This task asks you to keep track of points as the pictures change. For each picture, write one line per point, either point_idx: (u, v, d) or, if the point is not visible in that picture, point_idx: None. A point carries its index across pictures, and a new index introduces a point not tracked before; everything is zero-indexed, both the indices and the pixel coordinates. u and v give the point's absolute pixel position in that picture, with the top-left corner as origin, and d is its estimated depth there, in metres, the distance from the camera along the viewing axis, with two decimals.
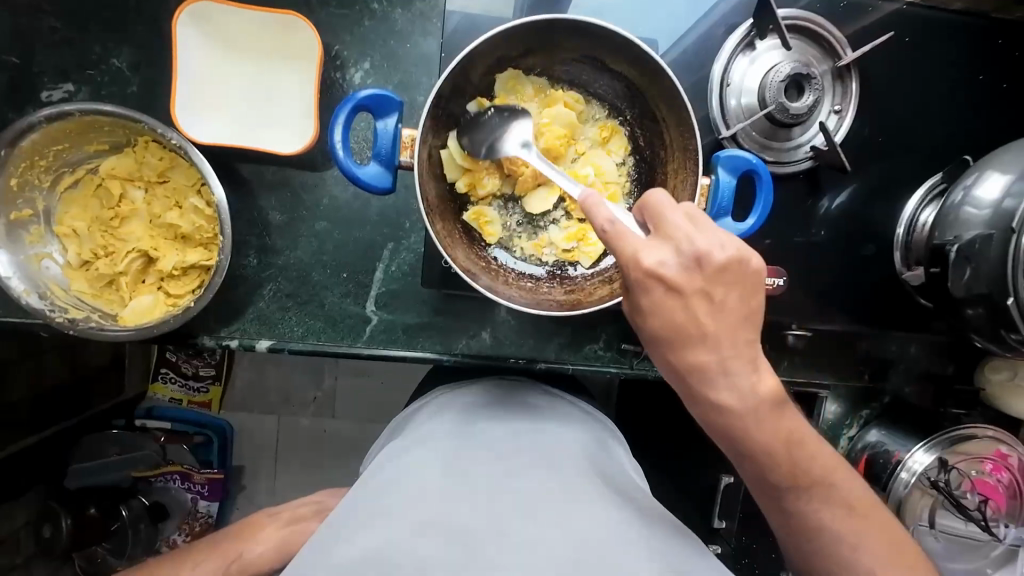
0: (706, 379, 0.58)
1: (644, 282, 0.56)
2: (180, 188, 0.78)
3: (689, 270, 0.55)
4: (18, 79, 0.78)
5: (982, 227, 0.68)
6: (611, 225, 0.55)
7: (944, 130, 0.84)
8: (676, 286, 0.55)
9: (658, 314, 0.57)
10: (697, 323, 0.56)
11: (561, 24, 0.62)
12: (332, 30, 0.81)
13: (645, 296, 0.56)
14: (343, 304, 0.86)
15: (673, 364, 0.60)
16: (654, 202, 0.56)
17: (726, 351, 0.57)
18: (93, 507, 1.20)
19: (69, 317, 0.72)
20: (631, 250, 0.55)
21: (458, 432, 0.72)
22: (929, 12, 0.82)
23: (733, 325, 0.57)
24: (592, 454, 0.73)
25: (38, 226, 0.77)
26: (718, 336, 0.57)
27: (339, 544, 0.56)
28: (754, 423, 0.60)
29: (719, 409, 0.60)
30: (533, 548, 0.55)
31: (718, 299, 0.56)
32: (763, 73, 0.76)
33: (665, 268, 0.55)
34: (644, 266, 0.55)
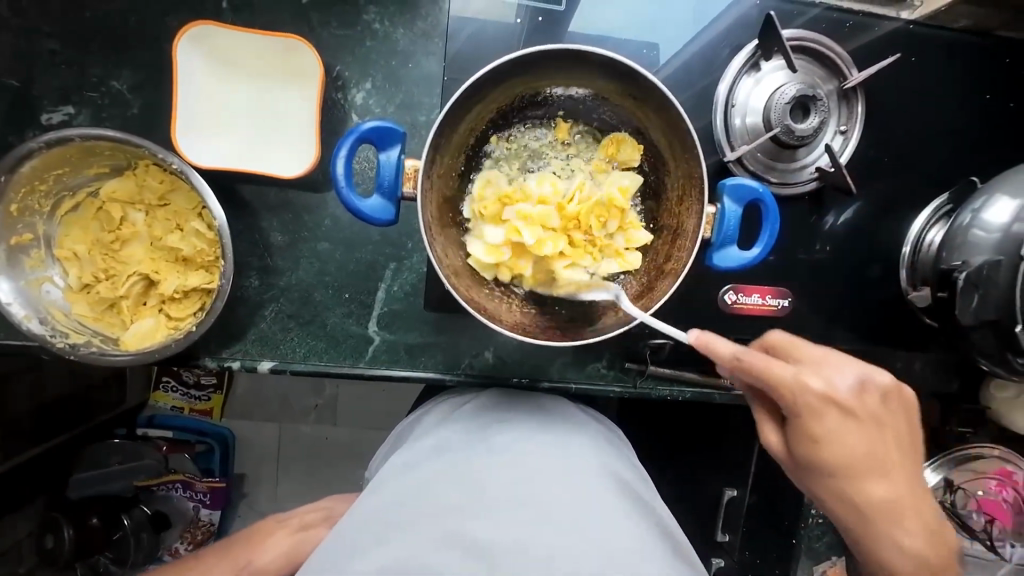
0: (856, 484, 0.61)
1: (818, 404, 0.58)
2: (182, 211, 0.77)
3: (857, 395, 0.59)
4: (18, 102, 0.77)
5: (989, 253, 0.67)
6: (749, 358, 0.58)
7: (951, 149, 0.83)
8: (844, 407, 0.58)
9: (817, 439, 0.59)
10: (857, 444, 0.60)
11: (561, 53, 0.62)
12: (333, 51, 0.80)
13: (823, 423, 0.58)
14: (345, 323, 0.85)
15: (824, 483, 0.61)
16: (779, 340, 0.63)
17: (883, 453, 0.61)
18: (96, 516, 1.18)
19: (70, 342, 0.72)
20: (793, 381, 0.57)
21: (468, 440, 0.72)
22: (934, 30, 0.82)
23: (901, 455, 0.63)
24: (608, 459, 0.72)
25: (39, 250, 0.77)
26: (893, 445, 0.62)
27: (356, 560, 0.56)
28: (894, 507, 0.63)
29: (877, 503, 0.63)
30: (550, 559, 0.54)
31: (875, 412, 0.60)
32: (768, 93, 0.76)
33: (838, 391, 0.59)
34: (813, 392, 0.58)
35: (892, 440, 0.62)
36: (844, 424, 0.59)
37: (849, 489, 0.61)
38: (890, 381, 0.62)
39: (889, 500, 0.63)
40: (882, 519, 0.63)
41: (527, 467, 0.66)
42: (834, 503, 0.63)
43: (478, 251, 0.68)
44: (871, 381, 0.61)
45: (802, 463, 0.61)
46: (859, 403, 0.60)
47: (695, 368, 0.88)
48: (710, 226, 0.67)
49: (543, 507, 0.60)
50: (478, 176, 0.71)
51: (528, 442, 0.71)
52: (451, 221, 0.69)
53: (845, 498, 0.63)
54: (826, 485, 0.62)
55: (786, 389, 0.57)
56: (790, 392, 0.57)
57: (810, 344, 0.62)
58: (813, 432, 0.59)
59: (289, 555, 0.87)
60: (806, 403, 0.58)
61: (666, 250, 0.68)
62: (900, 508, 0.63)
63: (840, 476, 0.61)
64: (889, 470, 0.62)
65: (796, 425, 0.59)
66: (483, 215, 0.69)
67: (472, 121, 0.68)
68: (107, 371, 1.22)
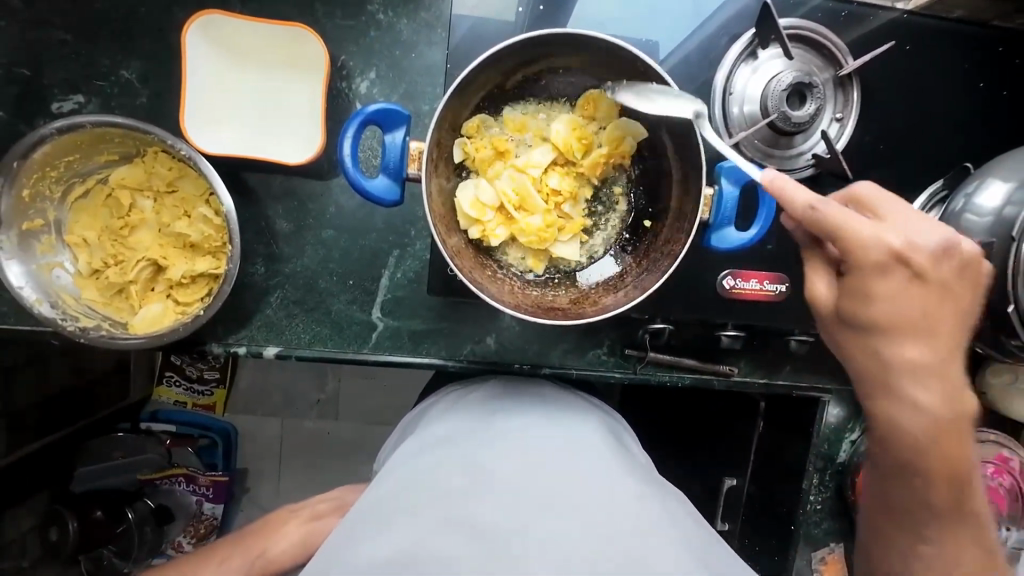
0: (903, 340, 0.61)
1: (888, 258, 0.58)
2: (189, 198, 0.79)
3: (933, 261, 0.59)
4: (29, 92, 0.78)
5: (982, 235, 0.68)
6: (827, 207, 0.58)
7: (946, 137, 0.85)
8: (914, 266, 0.58)
9: (870, 293, 0.59)
10: (926, 311, 0.60)
11: (559, 38, 0.63)
12: (337, 41, 0.82)
13: (885, 278, 0.58)
14: (350, 310, 0.87)
15: (855, 334, 0.62)
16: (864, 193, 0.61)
17: (940, 319, 0.61)
18: (100, 510, 1.19)
19: (80, 326, 0.74)
20: (868, 232, 0.57)
21: (475, 427, 0.73)
22: (930, 20, 0.83)
23: (959, 328, 0.63)
24: (615, 449, 0.73)
25: (49, 236, 0.78)
26: (949, 313, 0.62)
27: (365, 541, 0.58)
28: (927, 378, 0.63)
29: (913, 368, 0.63)
30: (552, 544, 0.55)
31: (944, 282, 0.60)
32: (765, 81, 0.77)
33: (908, 250, 0.58)
34: (888, 245, 0.57)
35: (953, 313, 0.62)
36: (906, 284, 0.59)
37: (883, 346, 0.62)
38: (974, 254, 0.61)
39: (932, 366, 0.63)
40: (908, 380, 0.63)
41: (529, 455, 0.67)
42: (860, 357, 0.64)
43: (465, 195, 0.68)
44: (957, 253, 0.60)
45: (841, 313, 0.62)
46: (932, 269, 0.59)
47: (694, 355, 0.89)
48: (708, 207, 0.69)
49: (549, 495, 0.61)
50: (478, 115, 0.71)
51: (532, 430, 0.72)
52: (450, 205, 0.69)
53: (869, 352, 0.63)
54: (858, 337, 0.63)
55: (853, 233, 0.57)
56: (859, 240, 0.57)
57: (898, 203, 0.61)
58: (872, 286, 0.59)
59: (302, 546, 0.88)
60: (876, 261, 0.58)
61: (664, 233, 0.70)
62: (931, 373, 0.63)
63: (881, 332, 0.61)
64: (937, 338, 0.62)
65: (854, 279, 0.59)
66: (470, 161, 0.70)
67: (474, 104, 0.70)
68: (112, 365, 1.25)
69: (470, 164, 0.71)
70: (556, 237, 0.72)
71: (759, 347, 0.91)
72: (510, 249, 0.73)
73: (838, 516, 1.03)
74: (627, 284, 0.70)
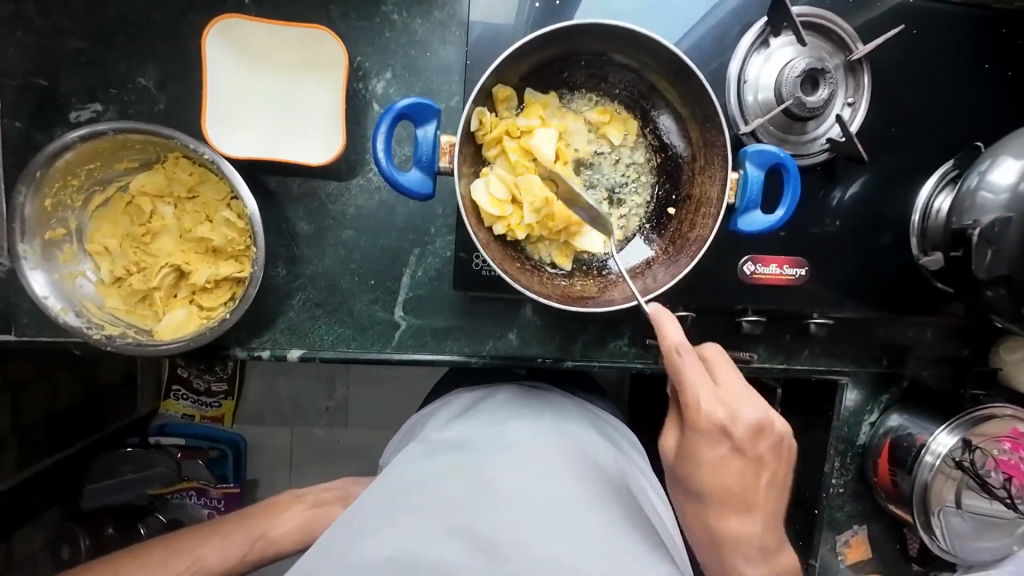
0: (717, 506, 0.69)
1: (715, 430, 0.66)
2: (210, 202, 0.79)
3: (751, 436, 0.67)
4: (46, 101, 0.78)
5: (999, 211, 0.69)
6: (684, 361, 0.67)
7: (955, 119, 0.86)
8: (734, 440, 0.67)
9: (699, 456, 0.68)
10: (743, 484, 0.69)
11: (583, 28, 0.65)
12: (354, 42, 0.82)
13: (710, 448, 0.67)
14: (372, 310, 0.87)
15: (690, 496, 0.71)
16: (714, 363, 0.71)
17: (750, 489, 0.69)
18: (111, 526, 1.21)
19: (106, 334, 0.73)
20: (707, 405, 0.66)
21: (484, 432, 0.72)
22: (935, 5, 0.84)
23: (763, 509, 0.71)
24: (617, 465, 0.73)
25: (71, 245, 0.78)
26: (765, 486, 0.70)
27: (370, 536, 0.58)
28: (746, 546, 0.70)
29: (735, 538, 0.70)
30: (553, 562, 0.53)
31: (759, 454, 0.69)
32: (778, 69, 0.78)
33: (733, 424, 0.66)
34: (716, 420, 0.66)
35: (764, 484, 0.70)
36: (725, 451, 0.67)
37: (712, 511, 0.70)
38: (784, 430, 0.71)
39: (748, 538, 0.70)
40: (732, 547, 0.70)
41: (536, 460, 0.65)
42: (694, 519, 0.72)
43: (490, 184, 0.68)
44: (771, 432, 0.69)
45: (681, 471, 0.70)
46: (751, 441, 0.68)
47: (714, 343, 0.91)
48: (733, 192, 0.70)
49: (553, 507, 0.59)
50: (494, 86, 0.68)
51: (536, 438, 0.70)
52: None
53: (708, 523, 0.71)
54: (692, 495, 0.71)
55: (693, 402, 0.66)
56: (695, 407, 0.66)
57: (740, 378, 0.70)
58: (700, 451, 0.67)
59: (303, 530, 0.90)
60: (707, 429, 0.66)
61: (690, 217, 0.71)
62: (746, 541, 0.70)
63: (709, 499, 0.69)
64: (752, 508, 0.70)
65: (691, 440, 0.67)
66: (484, 143, 0.69)
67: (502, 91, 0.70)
68: (118, 379, 1.24)
69: (487, 151, 0.70)
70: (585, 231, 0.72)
71: (779, 330, 0.91)
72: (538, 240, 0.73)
73: (861, 497, 1.04)
74: (657, 272, 0.70)
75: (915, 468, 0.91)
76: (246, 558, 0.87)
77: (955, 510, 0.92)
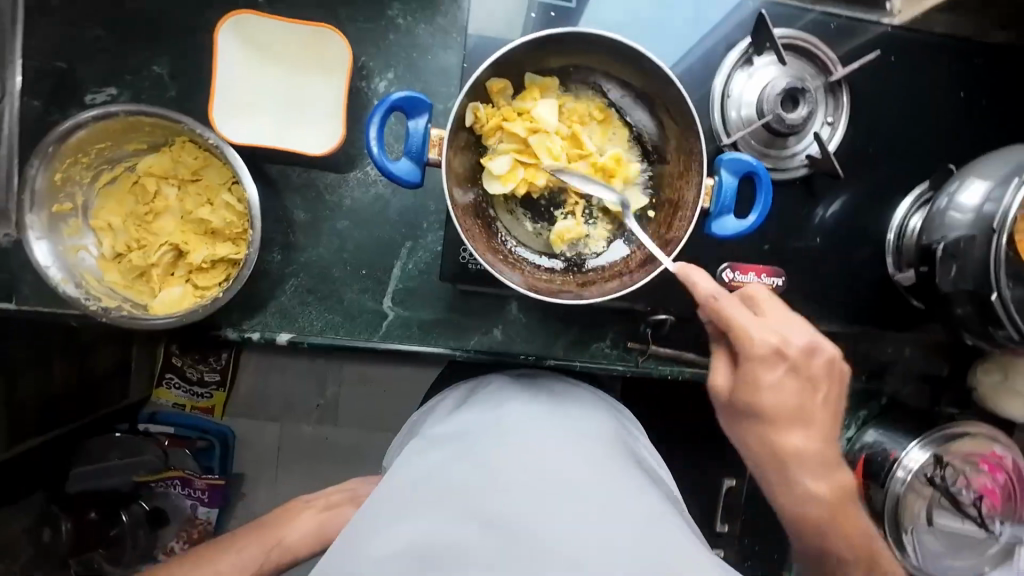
0: (783, 428, 0.71)
1: (769, 353, 0.68)
2: (213, 186, 0.82)
3: (805, 352, 0.70)
4: (64, 83, 0.83)
5: (965, 229, 0.72)
6: (722, 299, 0.68)
7: (931, 142, 0.90)
8: (789, 360, 0.69)
9: (759, 383, 0.69)
10: (801, 404, 0.71)
11: (568, 39, 0.69)
12: (360, 43, 0.87)
13: (768, 369, 0.68)
14: (362, 299, 0.90)
15: (749, 424, 0.71)
16: (756, 296, 0.72)
17: (809, 407, 0.71)
18: (94, 511, 1.22)
19: (103, 306, 0.76)
20: (756, 330, 0.68)
21: (485, 421, 0.74)
22: (914, 36, 0.89)
23: (824, 430, 0.73)
24: (621, 441, 0.75)
25: (76, 219, 0.81)
26: (822, 405, 0.72)
27: (385, 530, 0.58)
28: (808, 460, 0.73)
29: (796, 455, 0.72)
30: (565, 533, 0.55)
31: (814, 373, 0.71)
32: (759, 87, 0.82)
33: (785, 343, 0.68)
34: (767, 344, 0.68)
35: (820, 406, 0.72)
36: (782, 373, 0.69)
37: (773, 435, 0.71)
38: (837, 357, 0.72)
39: (811, 453, 0.72)
40: (797, 466, 0.73)
41: (537, 444, 0.67)
42: (757, 447, 0.73)
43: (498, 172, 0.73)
44: (820, 349, 0.71)
45: (741, 402, 0.71)
46: (804, 360, 0.70)
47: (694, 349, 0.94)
48: (709, 197, 0.72)
49: (557, 482, 0.61)
50: (491, 79, 0.71)
51: (538, 423, 0.72)
52: (479, 214, 0.74)
53: (772, 442, 0.72)
54: (754, 425, 0.71)
55: (742, 330, 0.68)
56: (745, 334, 0.68)
57: (782, 306, 0.73)
58: (761, 373, 0.68)
59: (317, 533, 0.90)
60: (762, 350, 0.68)
61: (666, 219, 0.74)
62: (809, 458, 0.73)
63: (765, 422, 0.71)
64: (811, 426, 0.72)
65: (747, 367, 0.68)
66: (483, 133, 0.73)
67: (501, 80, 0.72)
68: (112, 367, 1.23)
69: (487, 140, 0.74)
70: (582, 222, 0.78)
71: None
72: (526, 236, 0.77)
73: None
74: (635, 269, 0.73)
75: (887, 482, 0.91)
76: (262, 571, 0.85)
77: (928, 527, 0.94)
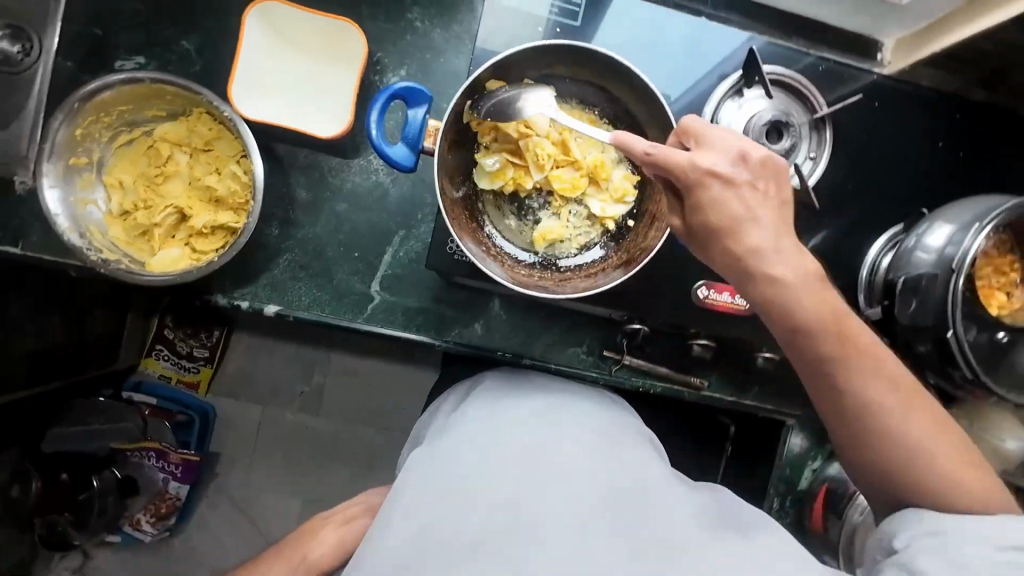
0: (737, 228, 0.66)
1: (701, 176, 0.66)
2: (222, 157, 0.87)
3: (739, 166, 0.67)
4: (97, 49, 0.88)
5: (928, 268, 0.75)
6: (658, 150, 0.66)
7: (909, 188, 0.93)
8: (723, 175, 0.66)
9: (705, 202, 0.66)
10: (748, 204, 0.66)
11: (567, 50, 0.74)
12: (377, 39, 0.92)
13: (705, 191, 0.66)
14: (351, 281, 0.93)
15: (710, 244, 0.68)
16: (688, 128, 0.69)
17: (753, 207, 0.67)
18: (66, 473, 1.25)
19: (103, 257, 0.80)
20: (686, 160, 0.66)
21: (484, 414, 0.77)
22: (900, 87, 0.94)
23: (776, 209, 0.68)
24: (616, 424, 0.79)
25: (90, 174, 0.86)
26: (772, 204, 0.68)
27: (400, 532, 0.62)
28: (776, 257, 0.66)
29: (758, 252, 0.66)
30: (569, 520, 0.59)
31: (759, 175, 0.67)
32: (748, 117, 0.87)
33: (719, 167, 0.66)
34: (699, 168, 0.66)
35: (769, 200, 0.68)
36: (720, 189, 0.66)
37: (733, 242, 0.66)
38: (771, 155, 0.68)
39: (771, 245, 0.66)
40: (765, 262, 0.66)
41: (533, 434, 0.70)
42: (727, 267, 0.68)
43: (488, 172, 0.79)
44: (753, 157, 0.67)
45: (698, 226, 0.68)
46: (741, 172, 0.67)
47: (669, 364, 0.96)
48: None
49: (556, 468, 0.65)
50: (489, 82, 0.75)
51: (534, 414, 0.75)
52: (467, 207, 0.78)
53: (734, 244, 0.67)
54: (712, 212, 0.67)
55: (676, 162, 0.66)
56: (683, 169, 0.66)
57: (721, 131, 0.69)
58: (703, 200, 0.66)
59: (338, 547, 0.86)
60: (693, 180, 0.66)
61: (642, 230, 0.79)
62: (794, 296, 0.66)
63: (722, 232, 0.67)
64: (765, 219, 0.67)
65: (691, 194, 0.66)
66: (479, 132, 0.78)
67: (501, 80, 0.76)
68: (107, 332, 1.24)
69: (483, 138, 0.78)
70: (566, 225, 0.82)
71: (728, 360, 0.97)
72: (509, 231, 0.81)
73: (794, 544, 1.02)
74: (610, 271, 0.77)
75: (846, 512, 0.93)
76: None
77: None
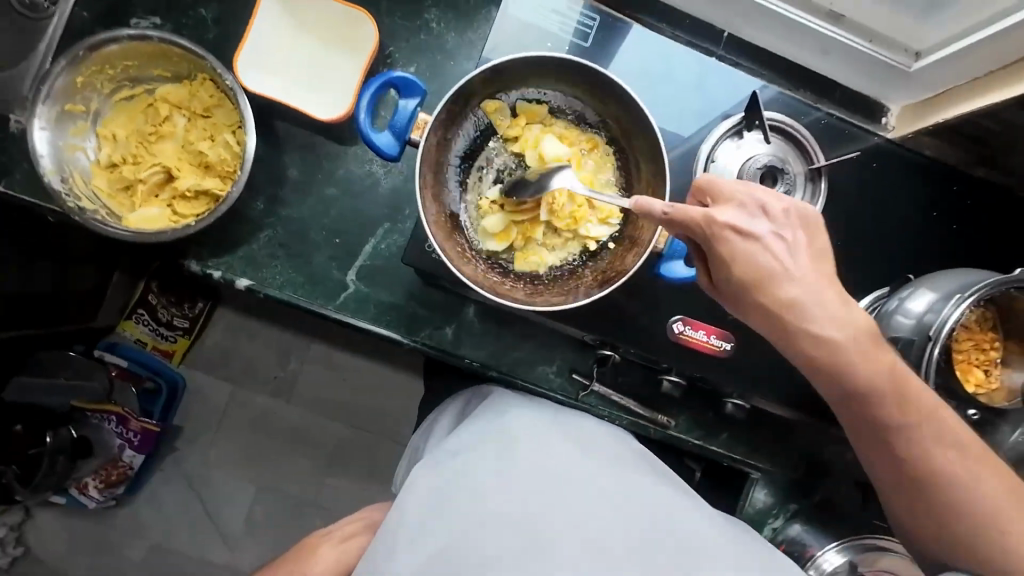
0: (772, 283, 0.69)
1: (729, 231, 0.68)
2: (219, 124, 0.87)
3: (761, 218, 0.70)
4: (116, 4, 0.89)
5: (906, 333, 0.74)
6: (678, 207, 0.68)
7: (900, 252, 0.93)
8: (747, 230, 0.68)
9: (728, 254, 0.69)
10: (779, 261, 0.69)
11: (574, 69, 0.75)
12: (392, 34, 0.93)
13: (724, 244, 0.68)
14: (328, 266, 0.92)
15: (734, 291, 0.71)
16: (706, 182, 0.71)
17: (784, 264, 0.69)
18: (20, 424, 1.17)
19: (80, 206, 0.79)
20: (708, 216, 0.68)
21: (490, 423, 0.76)
22: (901, 152, 0.94)
23: (809, 258, 0.70)
24: (622, 439, 0.79)
25: (84, 122, 0.86)
26: (801, 253, 0.70)
27: (412, 547, 0.61)
28: (809, 310, 0.69)
29: (789, 305, 0.69)
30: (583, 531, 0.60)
31: (792, 228, 0.70)
32: (744, 158, 0.86)
33: (738, 221, 0.68)
34: (723, 221, 0.68)
35: (794, 247, 0.70)
36: (744, 240, 0.68)
37: (761, 293, 0.69)
38: (794, 205, 0.71)
39: (802, 297, 0.69)
40: (794, 314, 0.69)
41: (540, 447, 0.70)
42: (756, 315, 0.71)
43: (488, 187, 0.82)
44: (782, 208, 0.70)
45: (723, 277, 0.71)
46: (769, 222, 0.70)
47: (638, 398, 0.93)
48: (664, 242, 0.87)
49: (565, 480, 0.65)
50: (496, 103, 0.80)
51: (540, 425, 0.75)
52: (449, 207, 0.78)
53: (764, 293, 0.70)
54: (737, 265, 0.69)
55: (696, 217, 0.68)
56: (704, 223, 0.68)
57: (740, 184, 0.72)
58: (728, 251, 0.68)
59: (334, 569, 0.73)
60: (717, 233, 0.68)
61: (617, 256, 0.78)
62: (836, 347, 0.69)
63: (749, 287, 0.69)
64: (796, 273, 0.69)
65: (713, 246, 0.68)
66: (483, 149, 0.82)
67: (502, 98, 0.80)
68: (88, 289, 1.22)
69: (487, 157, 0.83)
70: (547, 239, 0.81)
71: (700, 402, 0.94)
72: (489, 236, 0.80)
73: None
74: (580, 291, 0.77)
75: None
76: None
77: None
